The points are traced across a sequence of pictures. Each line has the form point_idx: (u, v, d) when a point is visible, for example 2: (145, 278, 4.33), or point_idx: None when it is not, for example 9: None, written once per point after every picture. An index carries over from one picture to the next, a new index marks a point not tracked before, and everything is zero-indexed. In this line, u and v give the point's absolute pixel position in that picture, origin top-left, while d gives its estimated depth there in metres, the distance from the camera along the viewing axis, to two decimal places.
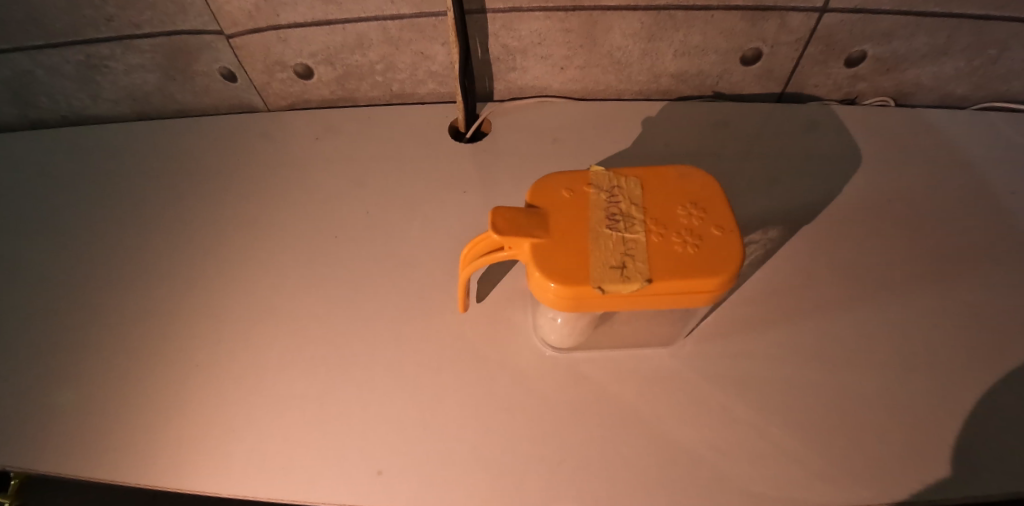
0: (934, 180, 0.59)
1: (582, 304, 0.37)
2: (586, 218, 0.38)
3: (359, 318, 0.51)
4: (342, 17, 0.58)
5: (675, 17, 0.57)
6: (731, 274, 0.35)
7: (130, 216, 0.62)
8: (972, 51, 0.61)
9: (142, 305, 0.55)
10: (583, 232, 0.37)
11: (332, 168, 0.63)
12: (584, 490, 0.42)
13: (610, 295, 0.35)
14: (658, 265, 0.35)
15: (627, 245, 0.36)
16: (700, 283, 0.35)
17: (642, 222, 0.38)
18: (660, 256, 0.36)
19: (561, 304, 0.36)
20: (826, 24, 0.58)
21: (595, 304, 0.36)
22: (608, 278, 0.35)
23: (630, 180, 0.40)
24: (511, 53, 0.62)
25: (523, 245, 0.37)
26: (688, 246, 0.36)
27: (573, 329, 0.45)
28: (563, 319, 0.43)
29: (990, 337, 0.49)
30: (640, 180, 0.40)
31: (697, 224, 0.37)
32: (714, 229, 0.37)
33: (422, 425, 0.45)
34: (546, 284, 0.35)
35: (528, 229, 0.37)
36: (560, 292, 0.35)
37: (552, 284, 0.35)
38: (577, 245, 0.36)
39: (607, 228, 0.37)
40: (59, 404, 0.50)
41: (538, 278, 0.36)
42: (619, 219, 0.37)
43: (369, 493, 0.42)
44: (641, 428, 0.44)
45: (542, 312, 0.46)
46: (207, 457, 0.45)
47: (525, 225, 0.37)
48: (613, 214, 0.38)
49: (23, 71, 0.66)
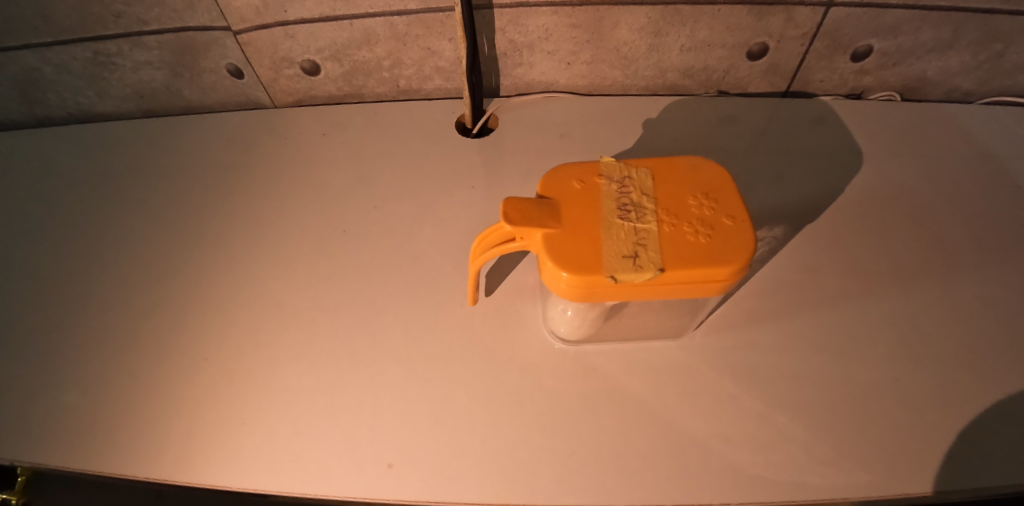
0: (942, 173, 0.59)
1: (593, 294, 0.37)
2: (597, 209, 0.37)
3: (368, 312, 0.51)
4: (349, 13, 0.58)
5: (682, 11, 0.57)
6: (744, 263, 0.35)
7: (140, 211, 0.62)
8: (980, 45, 0.61)
9: (151, 300, 0.55)
10: (595, 222, 0.37)
11: (339, 164, 0.63)
12: (595, 482, 0.42)
13: (624, 285, 0.35)
14: (670, 254, 0.35)
15: (639, 235, 0.36)
16: (713, 272, 0.35)
17: (654, 211, 0.37)
18: (672, 245, 0.36)
19: (573, 293, 0.36)
20: (833, 18, 0.58)
21: (610, 294, 0.36)
22: (620, 267, 0.35)
23: (639, 171, 0.40)
24: (517, 48, 0.62)
25: (535, 237, 0.37)
26: (700, 236, 0.36)
27: (583, 321, 0.45)
28: (573, 311, 0.43)
29: (1001, 329, 0.49)
30: (651, 171, 0.40)
31: (708, 214, 0.37)
32: (726, 219, 0.37)
33: (432, 417, 0.45)
34: (559, 274, 0.35)
35: (539, 220, 0.37)
36: (572, 281, 0.35)
37: (565, 274, 0.35)
38: (589, 235, 0.36)
39: (619, 218, 0.37)
40: (66, 399, 0.50)
41: (550, 268, 0.35)
42: (631, 210, 0.37)
43: (380, 486, 0.42)
44: (651, 419, 0.44)
45: (553, 303, 0.46)
46: (217, 449, 0.45)
47: (537, 217, 0.37)
48: (624, 205, 0.38)
49: (30, 68, 0.66)
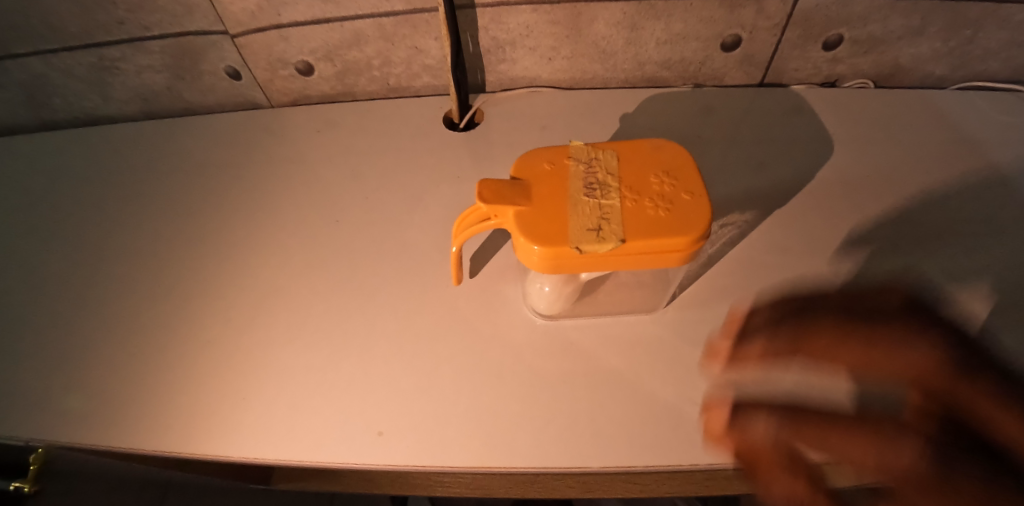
0: (910, 156, 0.62)
1: (562, 266, 0.39)
2: (565, 188, 0.40)
3: (360, 294, 0.54)
4: (340, 15, 0.61)
5: (656, 6, 0.60)
6: (701, 234, 0.38)
7: (145, 208, 0.65)
8: (946, 32, 0.64)
9: (156, 288, 0.58)
10: (563, 200, 0.40)
11: (332, 158, 0.66)
12: (574, 445, 0.44)
13: (590, 255, 0.38)
14: (632, 227, 0.38)
15: (604, 210, 0.39)
16: (671, 242, 0.38)
17: (619, 188, 0.40)
18: (634, 218, 0.39)
19: (543, 265, 0.39)
20: (801, 9, 0.61)
21: (578, 264, 0.39)
22: (585, 239, 0.38)
23: (606, 153, 0.43)
24: (501, 45, 0.65)
25: (509, 214, 0.40)
26: (660, 210, 0.39)
27: (560, 296, 0.48)
28: (551, 287, 0.46)
29: (961, 300, 0.51)
30: (616, 153, 0.43)
31: (668, 190, 0.40)
32: (684, 194, 0.40)
33: (420, 388, 0.48)
34: (530, 248, 0.38)
35: (511, 199, 0.40)
36: (541, 253, 0.38)
37: (535, 247, 0.38)
38: (557, 211, 0.39)
39: (585, 195, 0.40)
40: (77, 382, 0.53)
41: (522, 242, 0.38)
42: (597, 188, 0.40)
43: (372, 452, 0.45)
44: (627, 388, 0.47)
45: (530, 280, 0.49)
46: (219, 422, 0.48)
47: (510, 196, 0.40)
48: (591, 183, 0.40)
49: (38, 74, 0.70)
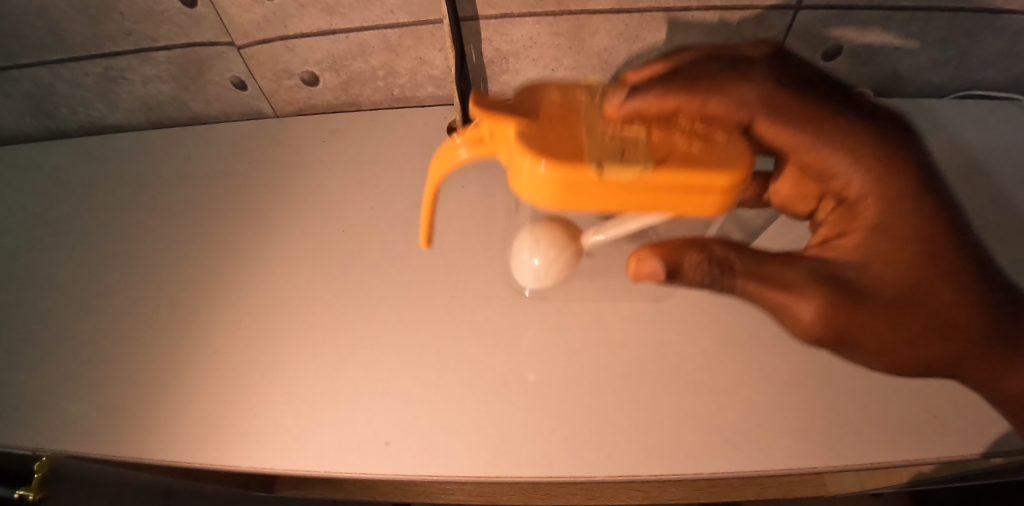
0: None
1: (572, 196, 0.36)
2: (584, 115, 0.37)
3: (366, 302, 0.55)
4: (345, 26, 0.62)
5: (657, 18, 0.61)
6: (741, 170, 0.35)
7: (154, 218, 0.66)
8: (943, 42, 0.65)
9: (164, 298, 0.59)
10: (580, 127, 0.37)
11: (338, 168, 0.67)
12: (580, 453, 0.45)
13: (606, 185, 0.35)
14: (656, 158, 0.35)
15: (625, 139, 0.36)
16: (699, 178, 0.35)
17: (642, 117, 0.37)
18: (659, 150, 0.36)
19: (551, 188, 0.36)
20: (801, 20, 0.62)
21: (591, 198, 0.36)
22: (602, 162, 0.35)
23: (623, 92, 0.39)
24: (504, 56, 0.66)
25: (510, 132, 0.36)
26: (689, 145, 0.36)
27: (548, 271, 0.48)
28: (540, 262, 0.47)
29: None
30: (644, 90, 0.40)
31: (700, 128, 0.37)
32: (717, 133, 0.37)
33: (426, 397, 0.48)
34: (536, 165, 0.35)
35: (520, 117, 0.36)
36: (548, 172, 0.35)
37: (542, 163, 0.34)
38: (573, 137, 0.36)
39: (605, 124, 0.37)
40: (87, 391, 0.54)
41: (527, 157, 0.35)
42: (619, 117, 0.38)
43: (378, 461, 0.46)
44: (631, 397, 0.47)
45: (517, 251, 0.49)
46: (227, 432, 0.49)
47: (518, 115, 0.36)
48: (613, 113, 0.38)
49: (44, 84, 0.70)
